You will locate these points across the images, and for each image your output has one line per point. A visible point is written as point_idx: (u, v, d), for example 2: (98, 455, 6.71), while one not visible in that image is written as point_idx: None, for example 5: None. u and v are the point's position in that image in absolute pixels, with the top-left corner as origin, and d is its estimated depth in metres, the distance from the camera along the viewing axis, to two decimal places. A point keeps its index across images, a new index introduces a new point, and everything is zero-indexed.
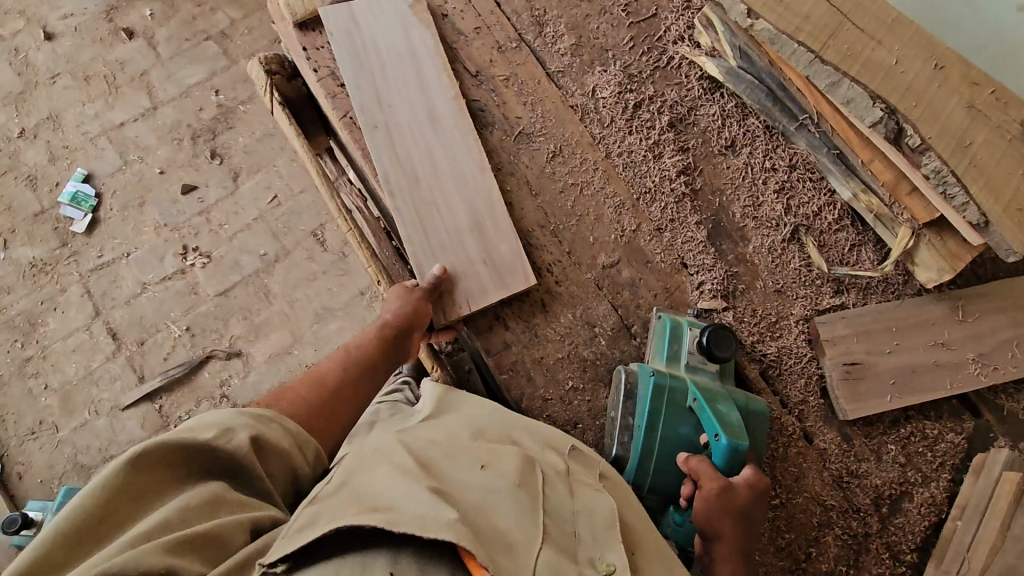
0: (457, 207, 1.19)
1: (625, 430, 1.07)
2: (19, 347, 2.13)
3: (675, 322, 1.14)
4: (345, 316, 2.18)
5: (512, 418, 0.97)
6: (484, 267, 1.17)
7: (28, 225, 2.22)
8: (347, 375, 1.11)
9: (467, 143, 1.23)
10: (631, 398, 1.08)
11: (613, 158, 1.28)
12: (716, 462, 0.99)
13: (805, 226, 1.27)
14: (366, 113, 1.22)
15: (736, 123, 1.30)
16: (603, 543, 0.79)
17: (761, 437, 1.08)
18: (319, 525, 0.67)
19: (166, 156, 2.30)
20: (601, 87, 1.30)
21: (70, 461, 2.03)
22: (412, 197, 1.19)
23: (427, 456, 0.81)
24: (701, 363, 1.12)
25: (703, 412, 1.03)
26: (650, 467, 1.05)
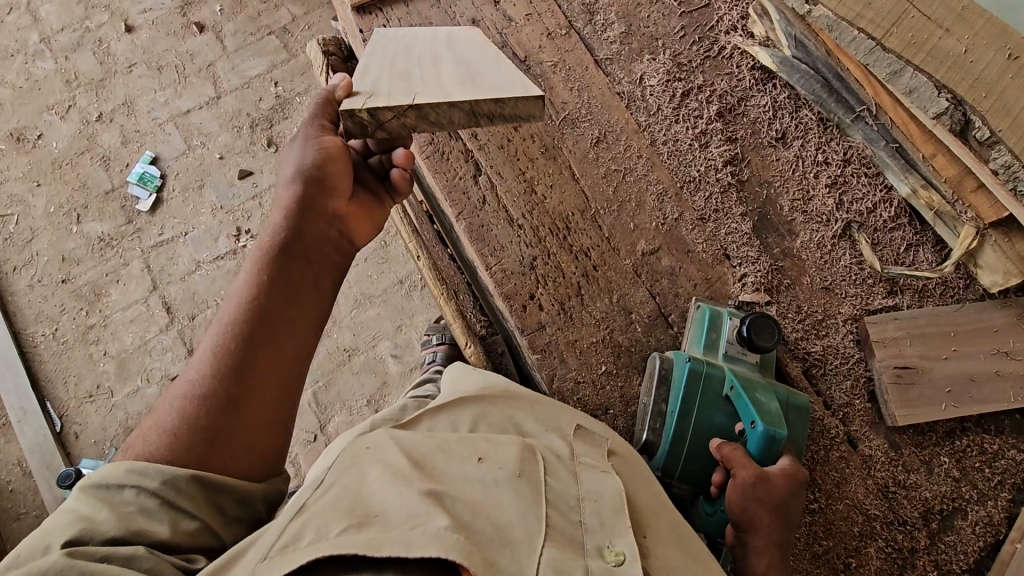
0: (443, 67, 0.86)
1: (657, 416, 1.06)
2: (84, 315, 2.27)
3: (715, 312, 1.13)
4: (383, 303, 2.23)
5: (519, 399, 0.94)
6: (468, 88, 0.79)
7: (99, 202, 2.37)
8: (250, 297, 0.79)
9: (475, 41, 1.02)
10: (665, 382, 1.07)
11: (658, 146, 1.26)
12: (751, 450, 0.98)
13: (858, 222, 1.21)
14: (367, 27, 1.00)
15: (789, 115, 1.27)
16: (613, 530, 0.73)
17: (801, 431, 1.05)
18: (297, 547, 0.63)
19: (226, 142, 2.42)
20: (649, 75, 1.29)
21: (122, 425, 2.15)
22: (386, 60, 0.89)
23: (420, 450, 0.77)
24: (740, 353, 1.10)
25: (739, 400, 1.02)
26: (680, 455, 1.04)
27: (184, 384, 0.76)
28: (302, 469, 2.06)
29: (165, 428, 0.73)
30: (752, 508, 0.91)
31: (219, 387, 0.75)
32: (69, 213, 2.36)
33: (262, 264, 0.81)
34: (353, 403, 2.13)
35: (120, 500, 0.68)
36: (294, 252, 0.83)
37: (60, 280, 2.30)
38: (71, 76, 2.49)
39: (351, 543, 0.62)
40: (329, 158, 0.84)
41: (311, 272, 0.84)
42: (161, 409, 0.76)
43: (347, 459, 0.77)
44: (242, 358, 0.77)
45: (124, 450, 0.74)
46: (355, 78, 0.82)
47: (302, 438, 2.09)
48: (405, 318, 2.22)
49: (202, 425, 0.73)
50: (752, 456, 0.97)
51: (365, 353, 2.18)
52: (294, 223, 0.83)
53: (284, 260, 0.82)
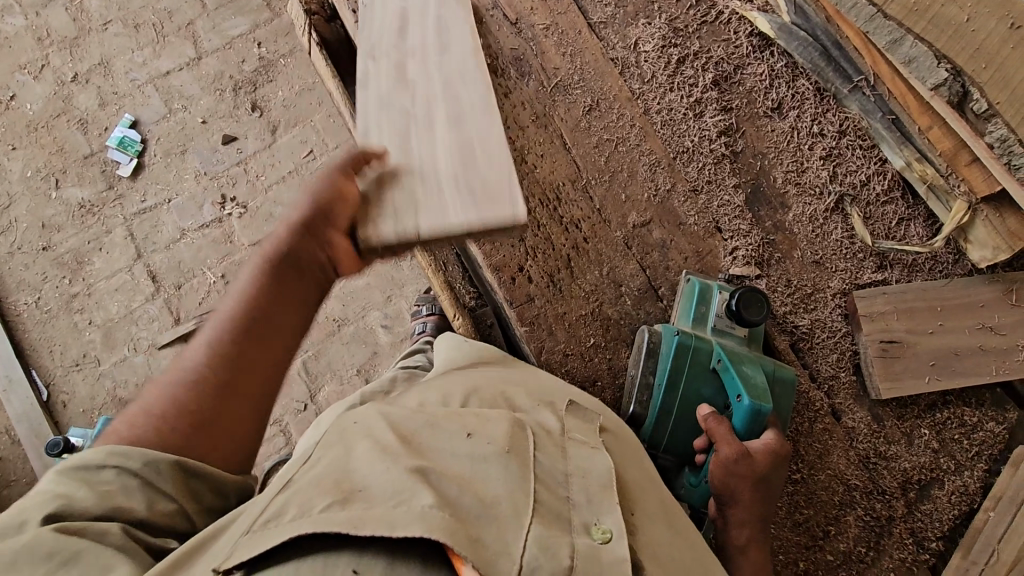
0: (440, 127, 0.94)
1: (645, 389, 1.07)
2: (67, 284, 2.23)
3: (705, 284, 1.13)
4: (373, 273, 2.21)
5: (512, 379, 0.94)
6: (455, 190, 0.86)
7: (78, 166, 2.30)
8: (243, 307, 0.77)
9: (475, 75, 1.03)
10: (653, 356, 1.08)
11: (651, 114, 1.23)
12: (735, 424, 1.01)
13: (851, 195, 1.21)
14: (370, 43, 1.07)
15: (786, 83, 1.24)
16: (600, 507, 0.74)
17: (787, 404, 1.06)
18: (280, 524, 0.62)
19: (208, 106, 2.35)
20: (644, 40, 1.26)
21: (109, 394, 2.15)
22: (390, 129, 0.94)
23: (408, 426, 0.76)
24: (728, 327, 1.11)
25: (727, 373, 1.03)
26: (667, 427, 1.07)
27: (171, 388, 0.74)
28: (294, 436, 2.08)
29: (154, 413, 0.73)
30: (735, 483, 0.94)
31: (209, 401, 0.74)
32: (48, 178, 2.29)
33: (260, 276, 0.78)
34: (343, 372, 2.13)
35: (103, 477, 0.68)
36: (298, 277, 0.79)
37: (40, 248, 2.25)
38: (43, 34, 2.38)
39: (334, 520, 0.61)
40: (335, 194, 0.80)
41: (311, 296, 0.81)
42: (150, 394, 0.75)
43: (337, 436, 0.77)
44: (235, 377, 0.75)
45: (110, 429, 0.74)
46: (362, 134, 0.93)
47: (292, 407, 2.10)
48: (394, 288, 2.20)
49: (189, 417, 0.73)
50: (736, 430, 1.01)
51: (354, 323, 2.17)
52: (300, 246, 0.78)
53: (285, 280, 0.78)
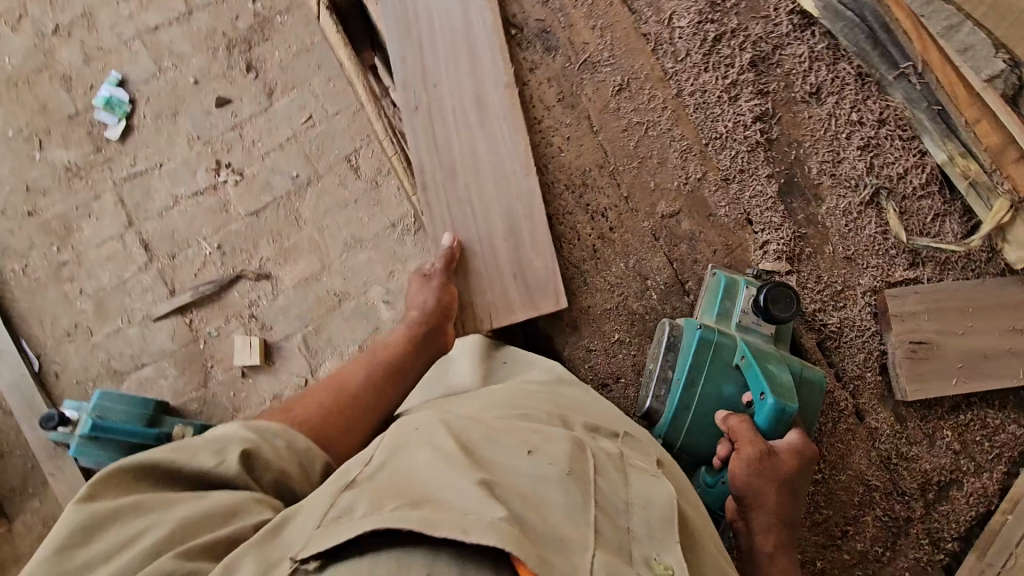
0: (492, 204, 1.13)
1: (661, 384, 1.06)
2: (56, 252, 2.14)
3: (731, 279, 1.08)
4: (374, 247, 2.13)
5: (568, 397, 0.95)
6: (513, 280, 1.13)
7: (63, 127, 2.17)
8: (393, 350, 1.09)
9: (513, 140, 1.13)
10: (672, 351, 1.06)
11: (684, 97, 1.16)
12: (759, 423, 0.97)
13: (887, 188, 1.16)
14: (409, 93, 1.14)
15: (826, 67, 1.17)
16: (660, 543, 0.72)
17: (813, 406, 1.04)
18: (352, 522, 0.61)
19: (200, 65, 2.17)
20: (680, 15, 1.17)
21: (104, 365, 2.11)
22: (450, 214, 1.14)
23: (468, 435, 0.75)
24: (754, 324, 1.06)
25: (750, 371, 0.99)
26: (683, 425, 1.03)
27: (334, 398, 0.99)
28: None
29: (321, 404, 0.96)
30: (758, 483, 0.93)
31: (356, 417, 0.99)
32: (31, 138, 2.16)
33: (398, 340, 1.10)
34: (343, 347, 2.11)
35: (236, 436, 0.80)
36: (419, 350, 1.10)
37: (26, 213, 2.15)
38: None
39: (407, 518, 0.59)
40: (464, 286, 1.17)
41: (421, 361, 1.11)
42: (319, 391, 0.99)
43: (394, 446, 0.76)
44: (376, 404, 1.02)
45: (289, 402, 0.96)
46: (428, 216, 1.13)
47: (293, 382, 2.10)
48: (397, 263, 2.14)
49: (336, 419, 0.95)
50: (760, 429, 0.97)
51: (356, 298, 2.13)
52: (426, 330, 1.10)
53: (413, 349, 1.10)
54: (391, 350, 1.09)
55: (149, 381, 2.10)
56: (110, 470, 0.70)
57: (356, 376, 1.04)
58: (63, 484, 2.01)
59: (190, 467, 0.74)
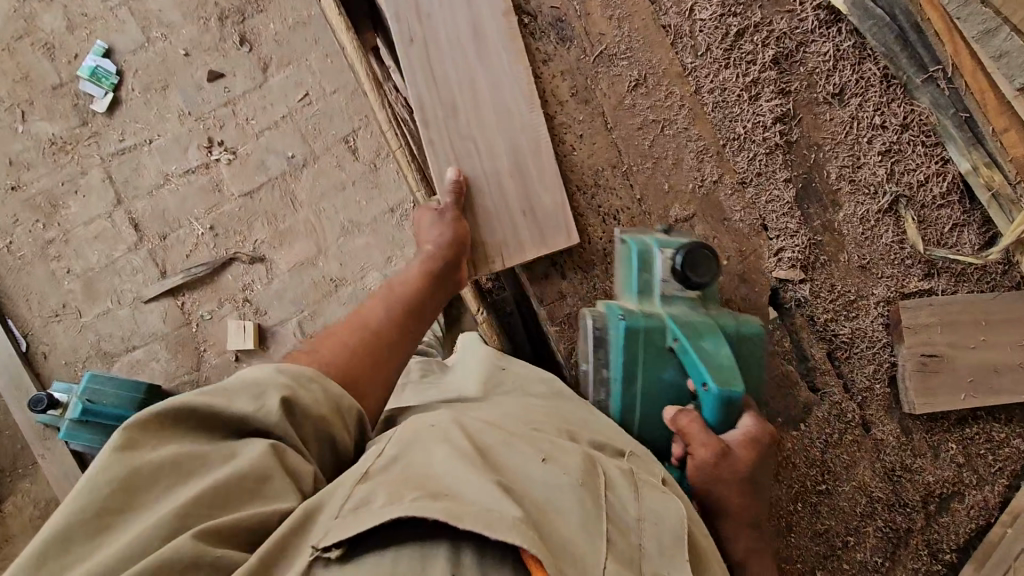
0: (496, 139, 1.05)
1: (601, 383, 1.01)
2: (41, 229, 2.07)
3: (643, 247, 1.00)
4: (372, 233, 2.09)
5: (569, 415, 0.92)
6: (523, 219, 1.05)
7: (46, 98, 2.06)
8: (414, 291, 0.97)
9: (513, 72, 1.05)
10: (603, 346, 1.00)
11: (702, 94, 1.11)
12: (707, 417, 0.91)
13: (906, 196, 1.12)
14: (401, 24, 1.02)
15: (850, 67, 1.12)
16: (669, 556, 0.70)
17: (756, 361, 0.99)
18: (371, 509, 0.57)
19: (191, 36, 2.07)
20: (700, 7, 1.11)
21: (93, 347, 2.07)
22: (453, 152, 1.04)
23: (483, 436, 0.71)
24: (678, 291, 0.98)
25: (685, 355, 0.93)
26: (636, 423, 0.99)
27: (359, 338, 0.86)
28: None
29: (346, 344, 0.84)
30: (717, 488, 0.90)
31: (387, 358, 0.87)
32: (12, 109, 2.06)
33: (416, 277, 0.99)
34: None
35: (274, 380, 0.70)
36: (439, 288, 1.00)
37: (10, 188, 2.07)
38: None
39: (432, 509, 0.56)
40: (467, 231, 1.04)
41: (439, 301, 1.01)
42: (336, 332, 0.86)
43: (408, 437, 0.70)
44: (404, 342, 0.91)
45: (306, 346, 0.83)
46: (429, 155, 1.03)
47: None
48: (394, 248, 2.10)
49: (365, 358, 0.84)
50: (709, 423, 0.91)
51: (352, 284, 2.09)
52: (445, 265, 1.00)
53: (435, 287, 0.99)
54: (413, 287, 0.97)
55: (139, 364, 2.06)
56: (144, 416, 0.61)
57: (379, 314, 0.91)
58: (56, 465, 1.97)
59: (230, 412, 0.66)
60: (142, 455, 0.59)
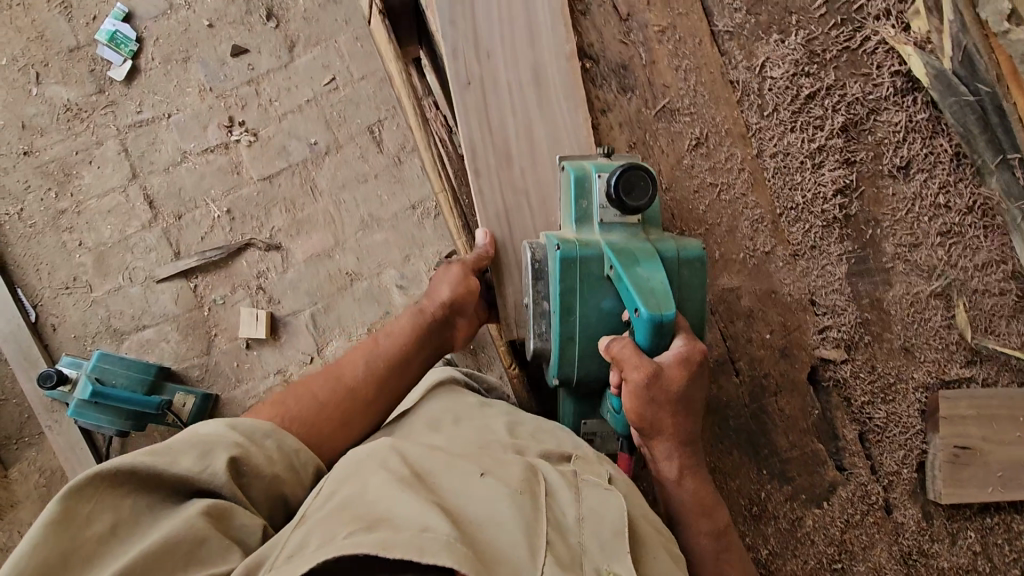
0: (552, 193, 0.96)
1: (541, 318, 0.90)
2: (53, 198, 1.91)
3: (581, 173, 0.89)
4: (391, 229, 1.94)
5: (519, 426, 0.87)
6: None
7: (62, 60, 1.91)
8: (399, 346, 0.99)
9: (573, 121, 0.98)
10: (541, 278, 0.90)
11: (764, 158, 1.05)
12: (638, 341, 0.80)
13: (961, 281, 1.09)
14: (457, 63, 0.94)
15: (921, 140, 1.06)
16: (610, 552, 0.66)
17: (696, 289, 0.86)
18: (303, 556, 0.57)
19: (215, 6, 1.94)
20: (773, 63, 1.05)
21: (104, 323, 1.89)
22: (502, 206, 0.96)
23: (424, 461, 0.69)
24: (617, 220, 0.88)
25: (620, 282, 0.81)
26: (573, 358, 0.87)
27: (329, 391, 0.92)
28: None
29: (317, 399, 0.91)
30: (651, 412, 0.81)
31: (353, 415, 0.92)
32: (26, 69, 1.90)
33: (404, 331, 1.00)
34: (353, 329, 1.91)
35: (222, 440, 0.73)
36: (426, 343, 1.01)
37: (21, 152, 1.90)
38: None
39: (361, 543, 0.55)
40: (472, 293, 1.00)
41: (426, 355, 1.02)
42: (317, 381, 0.93)
43: (347, 473, 0.68)
44: (379, 397, 0.96)
45: (288, 391, 0.91)
46: (477, 204, 0.95)
47: (298, 359, 1.91)
48: (414, 248, 1.94)
49: (331, 416, 0.90)
50: (642, 347, 0.80)
51: (368, 279, 1.93)
52: (436, 322, 1.01)
53: (421, 341, 1.00)
54: (398, 340, 0.99)
55: (150, 343, 1.90)
56: (83, 478, 0.60)
57: (356, 367, 0.96)
58: (65, 437, 1.82)
59: (172, 472, 0.66)
60: (78, 520, 0.58)
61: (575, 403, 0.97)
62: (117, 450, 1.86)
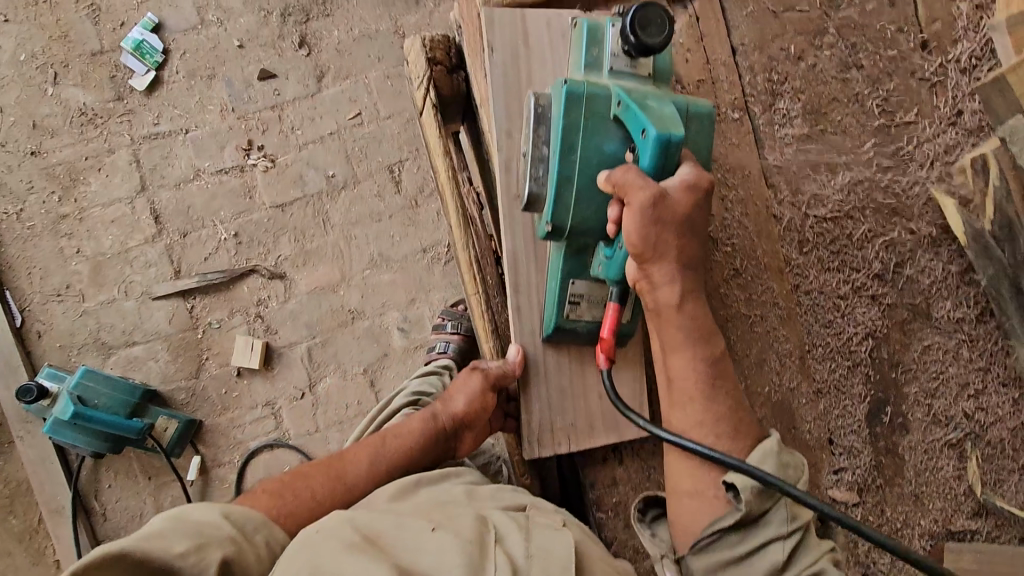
0: None
1: (539, 164, 0.87)
2: (55, 202, 1.81)
3: (594, 24, 0.87)
4: (400, 270, 1.87)
5: (479, 487, 0.87)
6: (598, 401, 0.97)
7: (82, 63, 1.83)
8: (404, 448, 0.95)
9: None
10: (543, 124, 0.87)
11: (799, 294, 1.05)
12: (642, 168, 0.77)
13: (975, 434, 1.09)
14: (509, 173, 0.94)
15: (950, 292, 1.07)
16: None
17: (702, 146, 0.84)
18: None
19: (248, 27, 1.88)
20: (818, 202, 1.05)
21: (92, 335, 1.80)
22: (538, 323, 0.96)
23: (375, 525, 0.69)
24: (628, 70, 0.86)
25: (628, 113, 0.79)
26: (570, 201, 0.83)
27: (328, 489, 0.88)
28: (285, 425, 1.81)
29: (316, 496, 0.87)
30: (655, 235, 0.77)
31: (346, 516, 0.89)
32: (44, 68, 1.82)
33: (413, 436, 0.95)
34: (349, 367, 1.83)
35: (219, 533, 0.70)
36: (432, 453, 0.96)
37: (28, 152, 1.81)
38: None
39: None
40: (486, 410, 0.97)
41: (429, 465, 0.96)
42: (318, 475, 0.90)
43: (298, 546, 0.66)
44: None
45: (288, 482, 0.88)
46: (514, 319, 0.95)
47: (289, 393, 1.82)
48: (421, 291, 1.86)
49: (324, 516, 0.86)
50: (646, 173, 0.77)
51: (370, 319, 1.85)
52: (445, 432, 0.97)
53: (426, 451, 0.96)
54: (404, 443, 0.95)
55: (136, 361, 1.80)
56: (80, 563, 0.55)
57: (359, 465, 0.92)
58: (38, 448, 1.74)
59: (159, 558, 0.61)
60: None
61: (566, 258, 0.89)
62: (89, 467, 1.77)
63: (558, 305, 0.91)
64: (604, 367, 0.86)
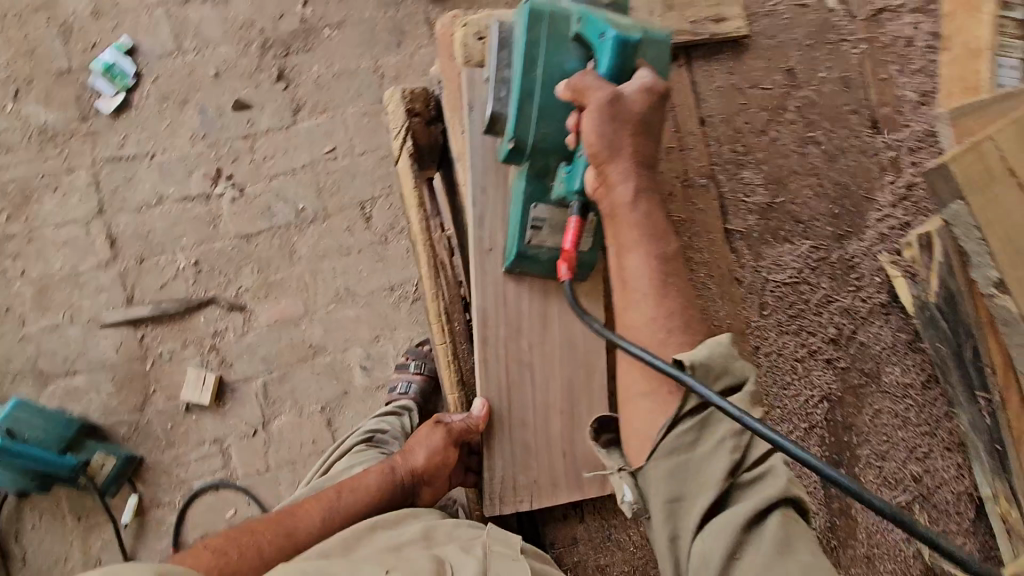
0: (554, 372, 0.97)
1: (502, 85, 0.87)
2: (4, 220, 1.73)
3: None
4: (365, 306, 1.79)
5: (438, 526, 0.85)
6: (562, 460, 0.97)
7: (48, 81, 1.77)
8: (359, 502, 0.92)
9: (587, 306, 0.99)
10: (507, 48, 0.87)
11: (758, 355, 1.09)
12: (602, 74, 0.78)
13: (923, 496, 1.10)
14: (483, 229, 0.95)
15: (898, 357, 1.12)
16: None
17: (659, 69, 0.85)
18: None
19: (225, 57, 1.82)
20: (778, 268, 1.10)
21: (30, 363, 1.70)
22: (504, 378, 0.96)
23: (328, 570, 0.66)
24: None
25: (588, 26, 0.80)
26: (532, 117, 0.83)
27: (276, 547, 0.85)
28: (233, 463, 1.71)
29: (262, 555, 0.83)
30: (613, 132, 0.76)
31: None
32: (6, 83, 1.76)
33: (370, 490, 0.93)
34: (306, 405, 1.74)
35: None
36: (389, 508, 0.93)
37: None
38: None
39: None
40: (446, 462, 0.96)
41: None
42: (267, 532, 0.86)
43: None
44: None
45: (234, 539, 0.84)
46: (480, 373, 0.95)
47: (241, 429, 1.73)
48: (386, 328, 1.79)
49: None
50: (605, 78, 0.78)
51: (331, 354, 1.77)
52: (403, 486, 0.95)
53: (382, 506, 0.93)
54: (360, 497, 0.92)
55: (77, 391, 1.70)
56: None
57: (309, 521, 0.88)
58: None
59: None
60: None
61: (528, 180, 0.89)
62: (13, 503, 1.64)
63: (519, 227, 0.91)
64: (567, 279, 0.86)
